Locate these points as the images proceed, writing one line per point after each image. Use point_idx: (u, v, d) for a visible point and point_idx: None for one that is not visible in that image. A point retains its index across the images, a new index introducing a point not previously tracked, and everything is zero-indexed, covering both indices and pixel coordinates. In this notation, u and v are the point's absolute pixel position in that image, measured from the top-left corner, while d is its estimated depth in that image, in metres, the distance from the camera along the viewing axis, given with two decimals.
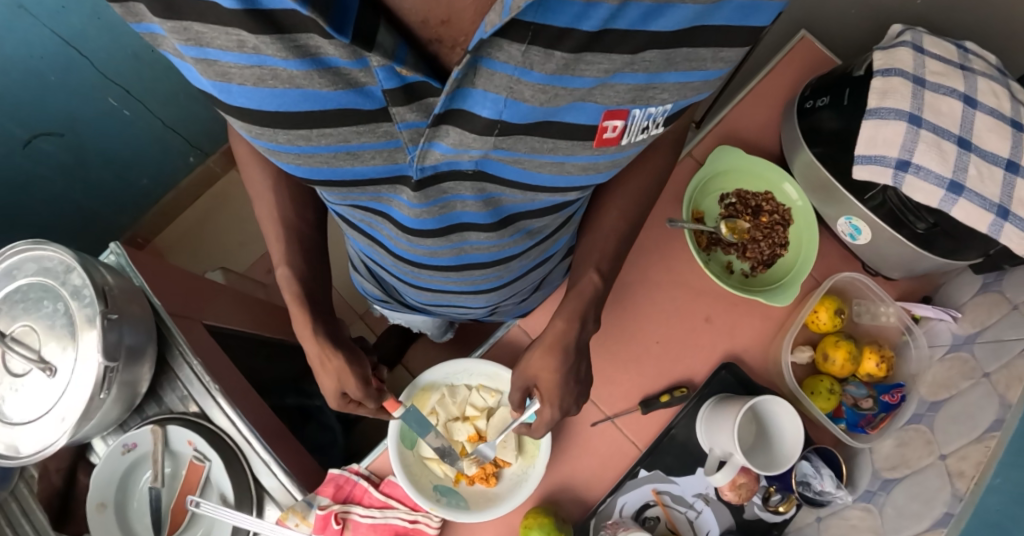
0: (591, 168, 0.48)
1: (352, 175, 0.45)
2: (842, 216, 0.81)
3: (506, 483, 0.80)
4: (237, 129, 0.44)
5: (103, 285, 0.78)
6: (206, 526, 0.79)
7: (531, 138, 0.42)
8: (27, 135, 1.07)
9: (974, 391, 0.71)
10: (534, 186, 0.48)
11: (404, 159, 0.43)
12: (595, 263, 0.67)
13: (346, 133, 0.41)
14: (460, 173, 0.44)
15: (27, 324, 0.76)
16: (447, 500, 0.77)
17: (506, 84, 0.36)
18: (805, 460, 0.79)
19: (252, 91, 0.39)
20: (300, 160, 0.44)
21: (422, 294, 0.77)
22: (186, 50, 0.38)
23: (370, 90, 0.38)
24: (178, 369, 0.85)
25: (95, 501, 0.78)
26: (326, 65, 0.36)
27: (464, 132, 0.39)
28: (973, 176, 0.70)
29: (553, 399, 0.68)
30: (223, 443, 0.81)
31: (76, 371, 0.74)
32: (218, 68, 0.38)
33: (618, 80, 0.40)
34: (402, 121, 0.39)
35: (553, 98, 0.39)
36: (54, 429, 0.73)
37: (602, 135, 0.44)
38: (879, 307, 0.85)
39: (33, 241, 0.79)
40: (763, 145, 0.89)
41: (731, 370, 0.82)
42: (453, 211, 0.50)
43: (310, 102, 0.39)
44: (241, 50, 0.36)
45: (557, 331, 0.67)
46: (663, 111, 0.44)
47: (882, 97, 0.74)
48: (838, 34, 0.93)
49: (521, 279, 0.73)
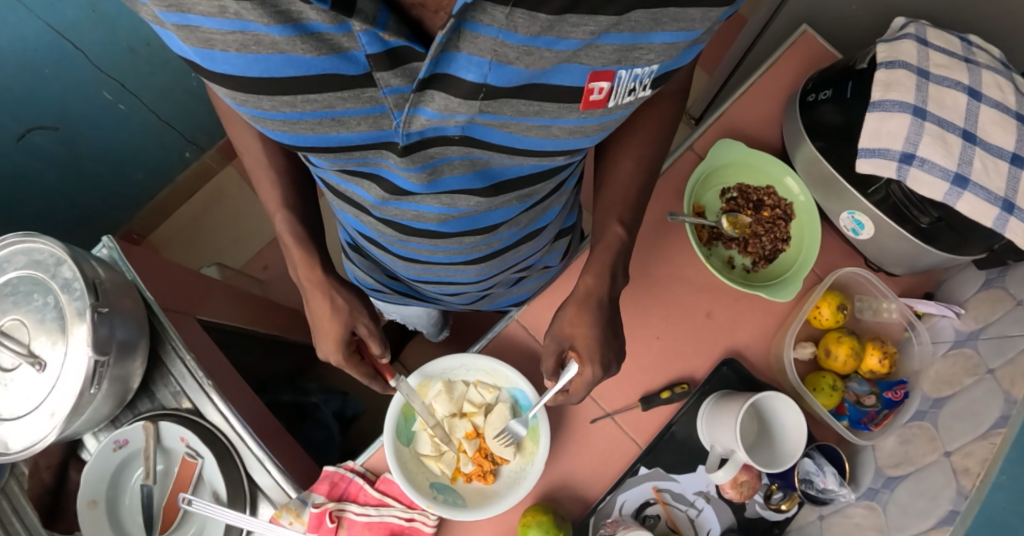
0: (578, 132, 0.51)
1: (338, 142, 0.47)
2: (845, 211, 0.81)
3: (503, 481, 0.79)
4: (221, 97, 0.45)
5: (94, 278, 0.77)
6: (198, 524, 0.78)
7: (517, 101, 0.44)
8: (21, 129, 1.06)
9: (979, 387, 0.71)
10: (521, 150, 0.51)
11: (389, 126, 0.45)
12: (618, 214, 0.69)
13: (330, 99, 0.42)
14: (446, 138, 0.46)
15: (17, 318, 0.74)
16: (444, 497, 0.76)
17: (491, 47, 0.38)
18: (807, 457, 0.78)
19: (235, 58, 0.40)
20: (284, 126, 0.46)
21: (413, 269, 0.78)
22: (167, 16, 0.39)
23: (353, 55, 0.40)
24: (171, 364, 0.84)
25: (85, 499, 0.76)
26: (308, 31, 0.38)
27: (450, 98, 0.41)
28: (978, 170, 0.70)
29: (594, 355, 0.69)
30: (217, 441, 0.80)
31: (65, 365, 0.73)
32: (199, 34, 0.39)
33: (603, 41, 0.42)
34: (386, 86, 0.40)
35: (539, 60, 0.41)
36: (44, 425, 0.72)
37: (589, 97, 0.46)
38: (881, 303, 0.84)
39: (24, 234, 0.77)
40: (765, 139, 0.88)
41: (732, 366, 0.82)
42: (441, 176, 0.52)
43: (294, 68, 0.40)
44: (223, 16, 0.38)
45: (587, 285, 0.69)
46: (649, 72, 0.47)
47: (886, 89, 0.73)
48: (839, 29, 0.92)
49: (509, 253, 0.76)
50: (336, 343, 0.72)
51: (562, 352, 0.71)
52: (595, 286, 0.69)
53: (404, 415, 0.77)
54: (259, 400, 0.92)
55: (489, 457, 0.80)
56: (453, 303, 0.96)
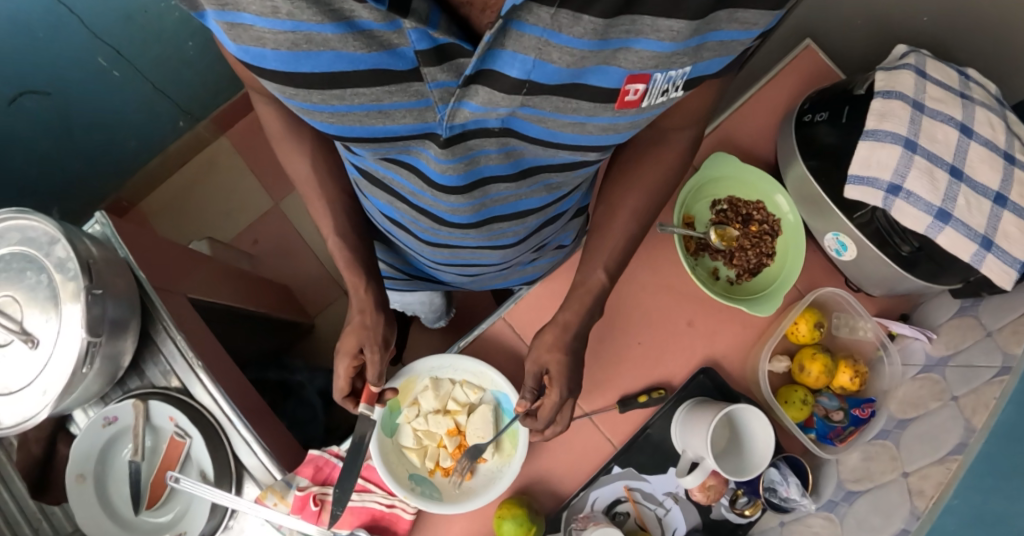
0: (612, 129, 0.50)
1: (383, 133, 0.49)
2: (830, 232, 0.82)
3: (480, 479, 0.81)
4: (272, 91, 0.47)
5: (88, 257, 0.77)
6: (183, 503, 0.80)
7: (557, 98, 0.45)
8: (12, 93, 1.04)
9: (942, 413, 0.74)
10: (557, 144, 0.51)
11: (433, 119, 0.46)
12: (603, 262, 0.69)
13: (378, 93, 0.44)
14: (486, 131, 0.48)
15: (10, 294, 0.75)
16: (421, 488, 0.79)
17: (535, 45, 0.40)
18: (773, 467, 0.81)
19: (285, 55, 0.42)
20: (333, 117, 0.48)
21: (439, 253, 0.80)
22: (220, 14, 0.41)
23: (402, 51, 0.41)
24: (161, 343, 0.85)
25: (73, 473, 0.79)
26: (358, 28, 0.40)
27: (493, 92, 0.43)
28: (961, 206, 0.71)
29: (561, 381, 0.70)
30: (205, 421, 0.82)
31: (58, 344, 0.74)
32: (252, 33, 0.41)
33: (640, 46, 0.42)
34: (433, 81, 0.42)
35: (580, 60, 0.42)
36: (36, 402, 0.73)
37: (624, 98, 0.47)
38: (858, 321, 0.87)
39: (17, 210, 0.78)
40: (759, 153, 0.89)
41: (709, 375, 0.84)
42: (478, 167, 0.53)
43: (345, 63, 0.42)
44: (274, 16, 0.40)
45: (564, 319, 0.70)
46: (683, 74, 0.47)
47: (880, 118, 0.74)
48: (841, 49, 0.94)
49: (531, 237, 0.78)
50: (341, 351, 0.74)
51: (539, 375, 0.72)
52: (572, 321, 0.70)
53: (389, 408, 0.81)
54: (240, 374, 0.93)
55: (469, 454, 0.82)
56: (464, 285, 1.00)
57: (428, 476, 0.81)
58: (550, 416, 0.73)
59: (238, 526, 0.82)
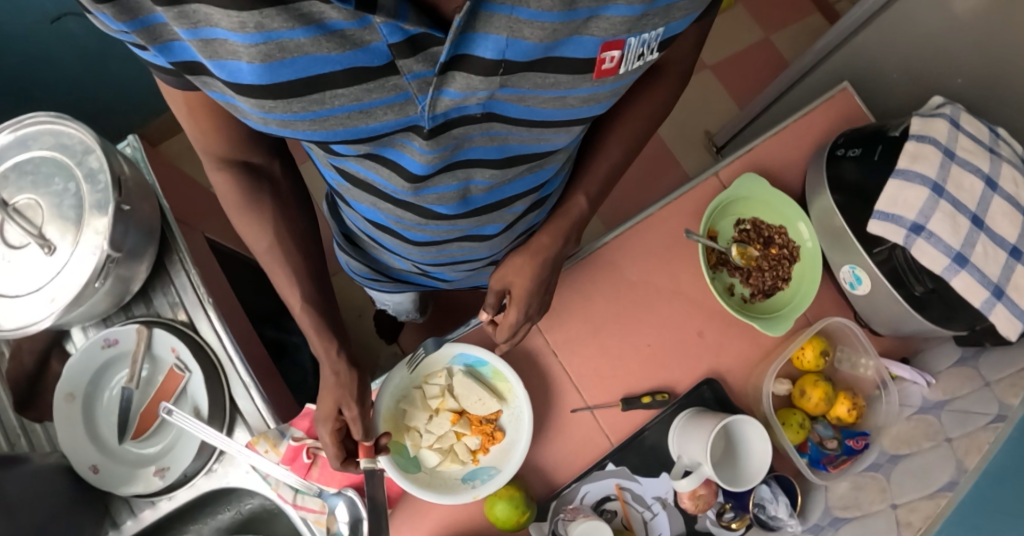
0: (591, 100, 0.54)
1: (368, 133, 0.48)
2: (847, 265, 0.85)
3: (511, 428, 0.81)
4: (244, 109, 0.45)
5: (120, 173, 0.76)
6: (174, 434, 0.79)
7: (534, 74, 0.48)
8: (55, 13, 1.04)
9: (935, 452, 0.76)
10: (536, 121, 0.54)
11: (415, 112, 0.46)
12: (585, 188, 0.76)
13: (358, 92, 0.44)
14: (469, 117, 0.49)
15: (33, 198, 0.74)
16: (479, 480, 0.79)
17: (506, 24, 0.41)
18: (765, 485, 0.82)
19: (260, 68, 0.41)
20: (316, 125, 0.46)
21: (424, 252, 0.81)
22: (190, 34, 0.39)
23: (375, 48, 0.41)
24: (173, 275, 0.84)
25: (63, 391, 0.77)
26: (330, 29, 0.40)
27: (470, 76, 0.44)
28: (978, 254, 0.75)
29: (521, 302, 0.76)
30: (206, 357, 0.81)
31: (74, 254, 0.72)
32: (225, 48, 0.40)
33: (610, 12, 0.45)
34: (409, 73, 0.42)
35: (552, 33, 0.44)
36: (42, 309, 0.71)
37: (601, 66, 0.50)
38: (860, 358, 0.88)
39: (54, 115, 0.77)
40: (788, 181, 0.92)
41: (712, 387, 0.85)
42: (462, 151, 0.55)
43: (322, 65, 0.41)
44: (243, 30, 0.38)
45: (543, 243, 0.77)
46: (655, 36, 0.51)
47: (912, 160, 0.77)
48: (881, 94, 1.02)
49: (517, 226, 0.78)
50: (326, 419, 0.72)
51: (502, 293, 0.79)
52: (548, 245, 0.77)
53: (394, 450, 0.77)
54: (247, 320, 0.92)
55: (485, 421, 0.81)
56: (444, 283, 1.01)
57: (474, 467, 0.80)
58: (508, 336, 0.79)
59: (222, 470, 0.80)
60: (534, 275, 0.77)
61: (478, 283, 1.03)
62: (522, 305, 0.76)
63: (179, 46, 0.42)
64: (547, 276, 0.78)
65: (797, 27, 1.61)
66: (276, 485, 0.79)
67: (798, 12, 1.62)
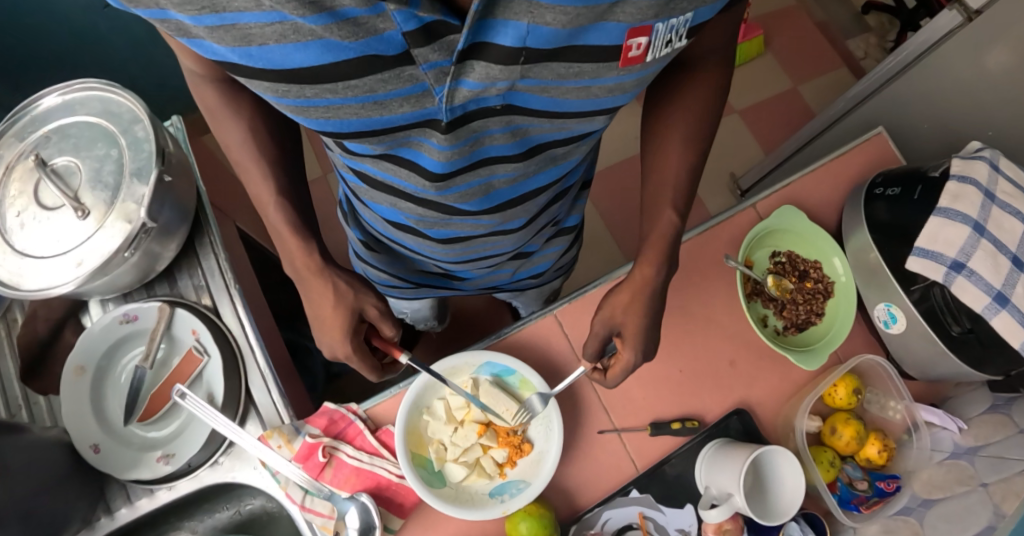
0: (617, 90, 0.54)
1: (384, 123, 0.50)
2: (882, 302, 0.84)
3: (539, 440, 0.78)
4: (262, 92, 0.49)
5: (165, 146, 0.75)
6: (182, 420, 0.75)
7: (556, 65, 0.48)
8: None
9: (969, 497, 0.76)
10: (560, 113, 0.55)
11: (431, 104, 0.48)
12: (670, 200, 0.69)
13: (372, 83, 0.46)
14: (489, 110, 0.50)
15: (73, 162, 0.73)
16: (508, 493, 0.75)
17: (525, 10, 0.41)
18: (794, 522, 0.79)
19: (276, 48, 0.44)
20: (329, 112, 0.49)
21: (449, 251, 0.83)
22: (205, 20, 0.42)
23: (389, 36, 0.42)
24: (202, 257, 0.82)
25: (74, 364, 0.74)
26: (342, 17, 0.41)
27: (489, 66, 0.44)
28: (1020, 294, 0.75)
29: (635, 341, 0.70)
30: (227, 343, 0.78)
31: (107, 221, 0.71)
32: (240, 31, 0.43)
33: None
34: (425, 62, 0.43)
35: (574, 18, 0.43)
36: (67, 273, 0.69)
37: (627, 54, 0.50)
38: (890, 401, 0.86)
39: (106, 82, 0.76)
40: (823, 217, 0.93)
41: (741, 417, 0.83)
42: (482, 148, 0.56)
43: (332, 53, 0.43)
44: (259, 9, 0.41)
45: (644, 274, 0.69)
46: (683, 21, 0.50)
47: (954, 199, 0.78)
48: (914, 143, 1.05)
49: (540, 217, 0.81)
50: (348, 321, 0.71)
51: (607, 335, 0.72)
52: (652, 276, 0.69)
53: (418, 465, 0.74)
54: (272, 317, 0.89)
55: (513, 432, 0.78)
56: (467, 283, 1.01)
57: (502, 481, 0.77)
58: (619, 379, 0.73)
59: (228, 464, 0.76)
60: (644, 313, 0.69)
61: (497, 284, 1.02)
62: (636, 343, 0.70)
63: (195, 38, 0.45)
64: (655, 308, 0.70)
65: (821, 81, 1.67)
66: (285, 484, 0.74)
67: (823, 67, 1.68)
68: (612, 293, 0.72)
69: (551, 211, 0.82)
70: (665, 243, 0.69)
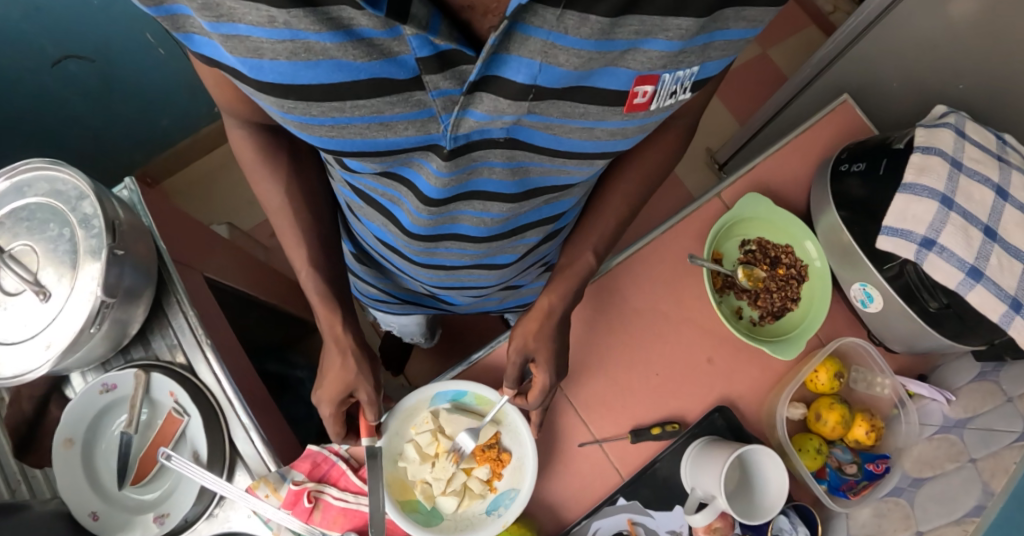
0: (619, 134, 0.52)
1: (386, 146, 0.47)
2: (857, 282, 0.82)
3: (513, 446, 0.79)
4: (264, 105, 0.45)
5: (114, 218, 0.76)
6: (173, 481, 0.77)
7: (563, 103, 0.46)
8: (57, 55, 1.09)
9: (960, 474, 0.73)
10: (561, 152, 0.52)
11: (436, 131, 0.45)
12: (593, 245, 0.73)
13: (379, 104, 0.43)
14: (491, 141, 0.48)
15: (27, 244, 0.73)
16: (503, 506, 0.77)
17: (540, 49, 0.40)
18: (783, 515, 0.78)
19: (284, 66, 0.40)
20: (332, 132, 0.46)
21: (433, 275, 0.77)
22: (215, 27, 0.39)
23: (403, 60, 0.40)
24: (171, 317, 0.83)
25: (62, 436, 0.76)
26: (359, 36, 0.39)
27: (498, 99, 0.42)
28: (993, 266, 0.72)
29: (547, 364, 0.72)
30: (205, 401, 0.79)
31: (70, 300, 0.72)
32: (248, 44, 0.39)
33: (649, 46, 0.44)
34: (435, 89, 0.41)
35: (588, 62, 0.42)
36: (38, 357, 0.70)
37: (633, 100, 0.48)
38: (876, 377, 0.85)
39: (49, 160, 0.77)
40: (791, 198, 0.90)
41: (723, 414, 0.82)
42: (477, 179, 0.53)
43: (343, 73, 0.40)
44: (271, 25, 0.38)
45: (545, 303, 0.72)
46: (690, 75, 0.49)
47: (919, 172, 0.76)
48: (880, 108, 1.03)
49: (529, 255, 0.78)
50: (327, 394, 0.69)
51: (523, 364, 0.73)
52: (554, 305, 0.72)
53: (410, 511, 0.75)
54: (246, 360, 0.92)
55: (487, 448, 0.79)
56: (455, 305, 0.97)
57: (494, 495, 0.78)
58: (541, 400, 0.74)
59: (224, 515, 0.79)
60: (552, 340, 0.72)
61: (484, 309, 0.99)
62: (549, 366, 0.72)
63: (206, 39, 0.41)
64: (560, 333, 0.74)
65: (789, 42, 1.64)
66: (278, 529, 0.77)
67: (793, 27, 1.65)
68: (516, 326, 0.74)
69: (541, 251, 0.79)
70: (578, 280, 0.73)
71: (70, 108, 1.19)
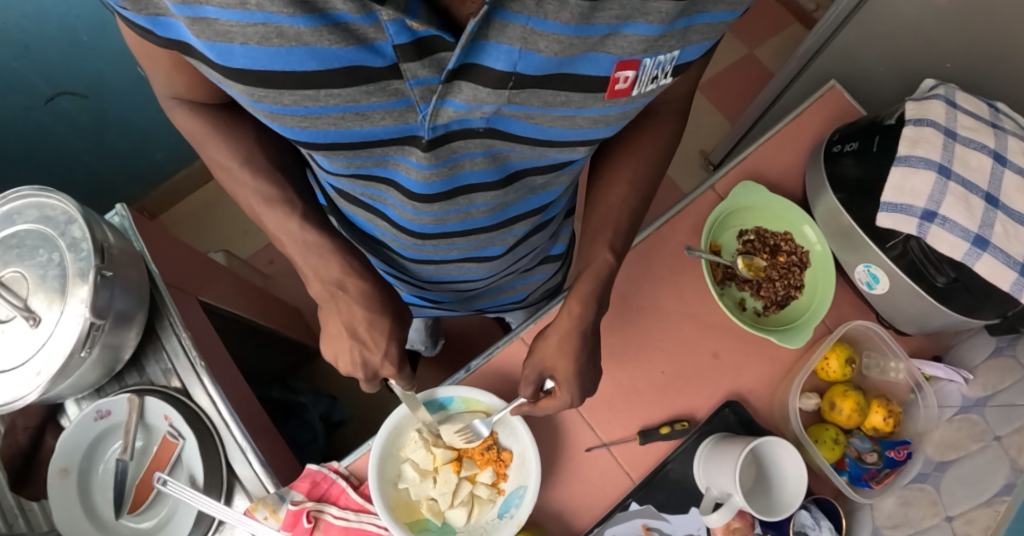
0: (602, 122, 0.51)
1: (360, 138, 0.47)
2: (861, 264, 0.80)
3: (511, 442, 0.77)
4: (236, 94, 0.45)
5: (103, 241, 0.75)
6: (170, 506, 0.75)
7: (545, 92, 0.45)
8: (50, 92, 1.11)
9: (984, 454, 0.69)
10: (544, 141, 0.52)
11: (415, 120, 0.45)
12: (608, 241, 0.69)
13: (354, 94, 0.42)
14: (471, 131, 0.47)
15: (18, 271, 0.72)
16: (514, 507, 0.74)
17: (520, 35, 0.39)
18: (805, 510, 0.75)
19: (254, 50, 0.40)
20: (305, 123, 0.45)
21: (425, 270, 0.76)
22: (180, 9, 0.38)
23: (380, 47, 0.39)
24: (165, 339, 0.82)
25: (58, 466, 0.74)
26: (334, 21, 0.38)
27: (478, 88, 0.42)
28: (999, 233, 0.70)
29: (570, 384, 0.68)
30: (200, 424, 0.78)
31: (60, 323, 0.70)
32: (216, 27, 0.39)
33: (630, 30, 0.43)
34: (413, 78, 0.41)
35: (568, 48, 0.42)
36: (27, 383, 0.68)
37: (614, 86, 0.47)
38: (889, 362, 0.82)
39: (39, 188, 0.77)
40: (786, 186, 0.89)
41: (735, 409, 0.80)
42: (461, 172, 0.52)
43: (317, 61, 0.40)
44: (242, 8, 0.37)
45: (573, 313, 0.68)
46: (671, 59, 0.48)
47: (914, 145, 0.75)
48: (872, 91, 1.04)
49: (519, 246, 0.77)
50: (385, 312, 0.66)
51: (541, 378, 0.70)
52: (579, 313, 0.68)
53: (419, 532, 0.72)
54: (243, 389, 0.91)
55: (486, 449, 0.76)
56: (452, 309, 0.94)
57: (504, 497, 0.75)
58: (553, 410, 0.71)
59: None
60: (576, 356, 0.68)
61: (482, 307, 0.96)
62: (573, 385, 0.68)
63: (169, 26, 0.41)
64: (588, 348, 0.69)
65: (778, 41, 1.66)
66: None
67: (776, 26, 1.67)
68: (543, 336, 0.70)
69: (531, 242, 0.78)
70: (599, 280, 0.68)
71: (63, 145, 1.21)
